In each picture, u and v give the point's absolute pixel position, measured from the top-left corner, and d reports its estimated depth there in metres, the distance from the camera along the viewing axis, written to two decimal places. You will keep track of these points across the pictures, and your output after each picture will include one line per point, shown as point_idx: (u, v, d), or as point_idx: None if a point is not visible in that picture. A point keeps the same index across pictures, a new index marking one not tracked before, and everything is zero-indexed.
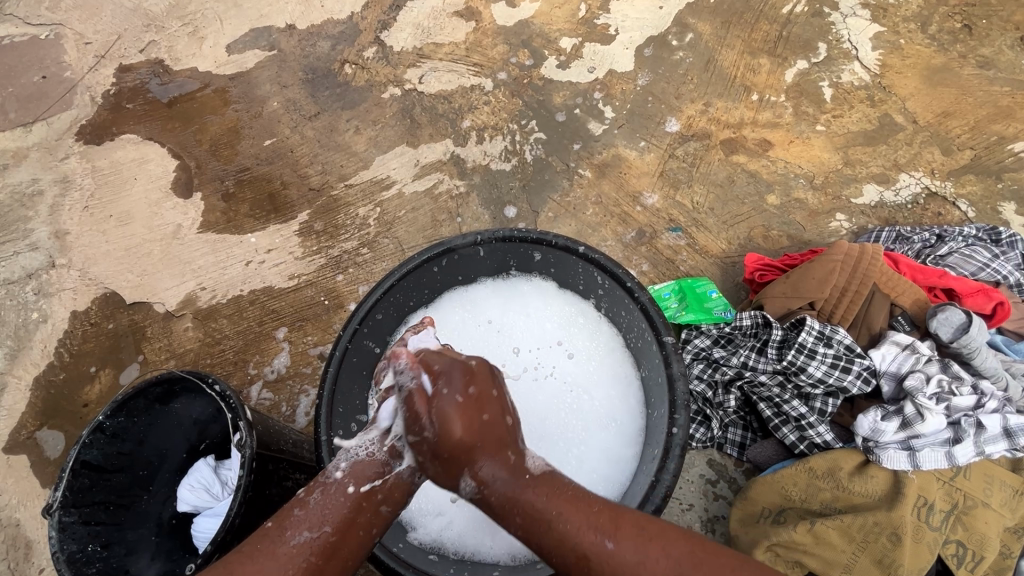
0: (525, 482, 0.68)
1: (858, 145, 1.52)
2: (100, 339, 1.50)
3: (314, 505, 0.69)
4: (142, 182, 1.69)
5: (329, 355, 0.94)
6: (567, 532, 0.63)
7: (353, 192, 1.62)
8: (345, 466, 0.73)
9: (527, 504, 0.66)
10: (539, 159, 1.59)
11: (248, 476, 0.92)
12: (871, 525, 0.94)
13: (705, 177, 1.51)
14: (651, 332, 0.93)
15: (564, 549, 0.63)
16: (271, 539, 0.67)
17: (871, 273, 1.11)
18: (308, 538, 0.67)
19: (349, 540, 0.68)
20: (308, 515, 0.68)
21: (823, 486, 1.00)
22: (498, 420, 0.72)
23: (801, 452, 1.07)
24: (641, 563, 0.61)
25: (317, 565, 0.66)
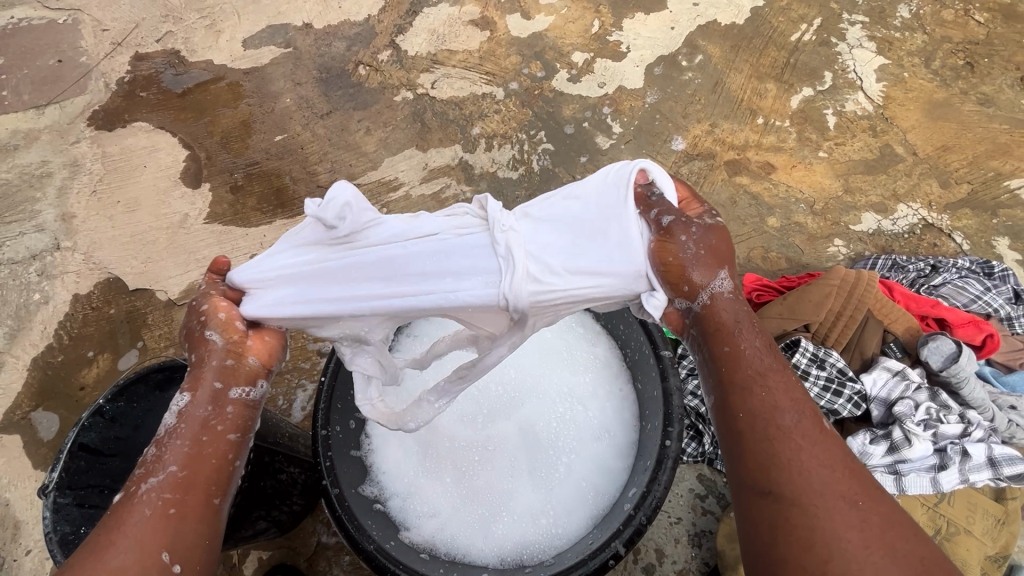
0: (754, 339, 0.69)
1: (859, 173, 1.55)
2: (100, 323, 1.51)
3: (152, 458, 0.70)
4: (151, 170, 1.71)
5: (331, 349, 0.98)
6: (771, 386, 0.66)
7: (361, 191, 1.64)
8: (170, 418, 0.73)
9: (740, 353, 0.68)
10: (546, 169, 1.61)
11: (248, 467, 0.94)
12: None
13: (708, 197, 1.54)
14: (650, 344, 0.96)
15: (762, 406, 0.65)
16: (125, 500, 0.66)
17: (866, 299, 1.13)
18: (154, 484, 0.67)
19: (200, 466, 0.70)
20: (147, 468, 0.69)
21: None
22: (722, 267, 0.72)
23: None
24: (823, 457, 0.62)
25: (175, 499, 0.67)
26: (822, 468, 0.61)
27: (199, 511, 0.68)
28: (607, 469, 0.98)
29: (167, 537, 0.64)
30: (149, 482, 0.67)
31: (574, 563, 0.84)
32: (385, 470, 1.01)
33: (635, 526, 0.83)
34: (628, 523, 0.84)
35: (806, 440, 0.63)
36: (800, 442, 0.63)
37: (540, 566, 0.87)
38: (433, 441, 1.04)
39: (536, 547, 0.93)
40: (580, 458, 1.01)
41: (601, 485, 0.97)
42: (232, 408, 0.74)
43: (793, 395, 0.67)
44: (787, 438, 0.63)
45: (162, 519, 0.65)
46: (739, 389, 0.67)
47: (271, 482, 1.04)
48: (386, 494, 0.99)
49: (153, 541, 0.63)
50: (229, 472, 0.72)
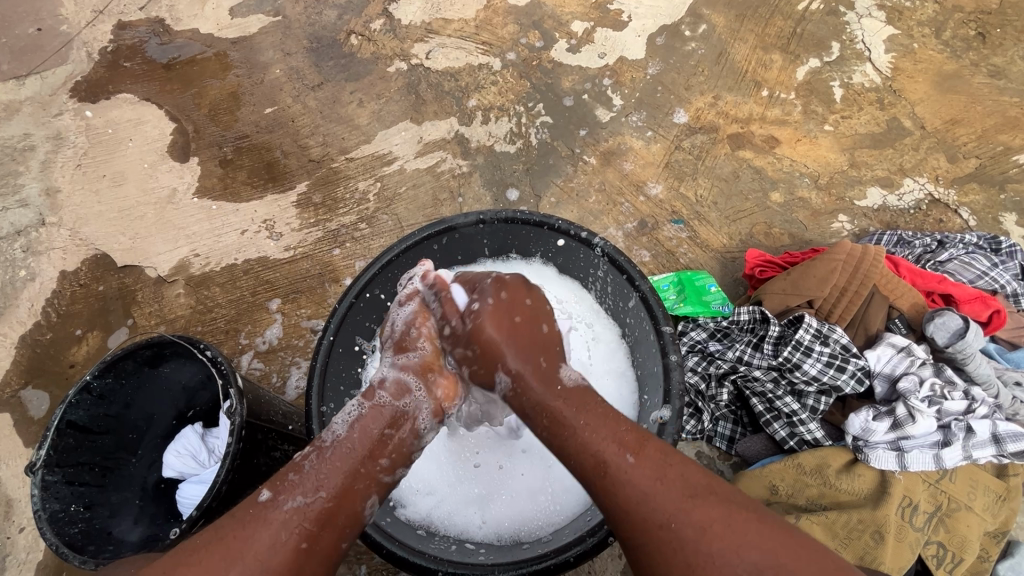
0: (558, 394, 0.77)
1: (865, 147, 1.52)
2: (88, 300, 1.48)
3: (309, 470, 0.72)
4: (138, 144, 1.66)
5: (324, 325, 0.95)
6: (595, 440, 0.70)
7: (354, 166, 1.60)
8: (342, 428, 0.77)
9: (556, 411, 0.75)
10: (544, 143, 1.57)
11: (237, 444, 0.90)
12: (855, 522, 0.95)
13: (710, 171, 1.50)
14: (651, 321, 0.93)
15: (586, 455, 0.70)
16: (262, 505, 0.69)
17: (872, 274, 1.11)
18: (302, 504, 0.69)
19: (344, 506, 0.72)
20: (302, 479, 0.71)
21: (809, 482, 1.00)
22: (532, 325, 0.85)
23: (790, 449, 1.05)
24: (655, 483, 0.66)
25: (311, 531, 0.68)
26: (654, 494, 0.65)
27: (324, 551, 0.69)
28: None
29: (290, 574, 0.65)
30: (298, 501, 0.69)
31: (573, 540, 0.83)
32: None
33: None
34: None
35: (632, 469, 0.67)
36: (635, 486, 0.66)
37: (537, 544, 0.87)
38: None
39: (535, 524, 0.92)
40: None
41: None
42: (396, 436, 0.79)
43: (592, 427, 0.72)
44: (624, 476, 0.67)
45: (293, 551, 0.66)
46: (565, 436, 0.73)
47: (265, 460, 1.02)
48: None
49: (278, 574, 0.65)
50: (363, 518, 0.74)
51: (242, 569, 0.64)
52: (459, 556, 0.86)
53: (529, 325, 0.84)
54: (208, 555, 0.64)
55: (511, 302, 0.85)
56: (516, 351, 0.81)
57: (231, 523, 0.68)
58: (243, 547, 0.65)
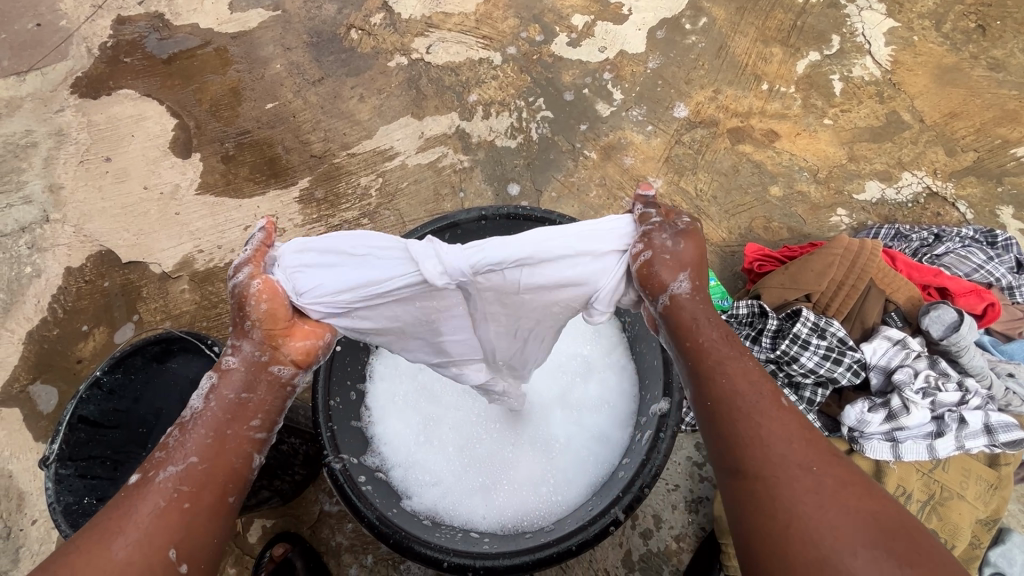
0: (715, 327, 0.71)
1: (864, 141, 1.52)
2: (94, 296, 1.49)
3: (173, 445, 0.66)
4: (140, 140, 1.66)
5: None
6: (734, 366, 0.66)
7: (356, 161, 1.61)
8: (198, 403, 0.69)
9: (700, 338, 0.69)
10: (545, 138, 1.57)
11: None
12: None
13: (710, 165, 1.51)
14: None
15: (716, 380, 0.66)
16: (132, 486, 0.63)
17: (869, 268, 1.12)
18: (174, 473, 0.64)
19: (218, 469, 0.66)
20: (168, 455, 0.65)
21: None
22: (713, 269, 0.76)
23: None
24: (780, 428, 0.62)
25: (190, 494, 0.63)
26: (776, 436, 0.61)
27: (212, 511, 0.64)
28: (605, 437, 1.00)
29: (174, 542, 0.60)
30: (168, 471, 0.63)
31: (576, 528, 0.85)
32: (386, 441, 1.01)
33: (635, 493, 0.83)
34: (629, 490, 0.84)
35: (763, 414, 0.63)
36: (761, 419, 0.62)
37: (540, 532, 0.89)
38: (437, 413, 1.05)
39: (538, 514, 0.95)
40: (579, 428, 1.02)
41: (600, 453, 0.98)
42: (262, 395, 0.71)
43: (737, 367, 0.67)
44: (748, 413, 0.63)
45: (174, 514, 0.61)
46: (705, 362, 0.68)
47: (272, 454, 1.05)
48: (387, 464, 1.00)
49: (159, 540, 0.60)
50: (248, 474, 0.69)
51: (121, 547, 0.58)
52: (463, 543, 0.88)
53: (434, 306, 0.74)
54: (82, 543, 0.59)
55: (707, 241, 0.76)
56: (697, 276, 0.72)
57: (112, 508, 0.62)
58: (119, 521, 0.60)
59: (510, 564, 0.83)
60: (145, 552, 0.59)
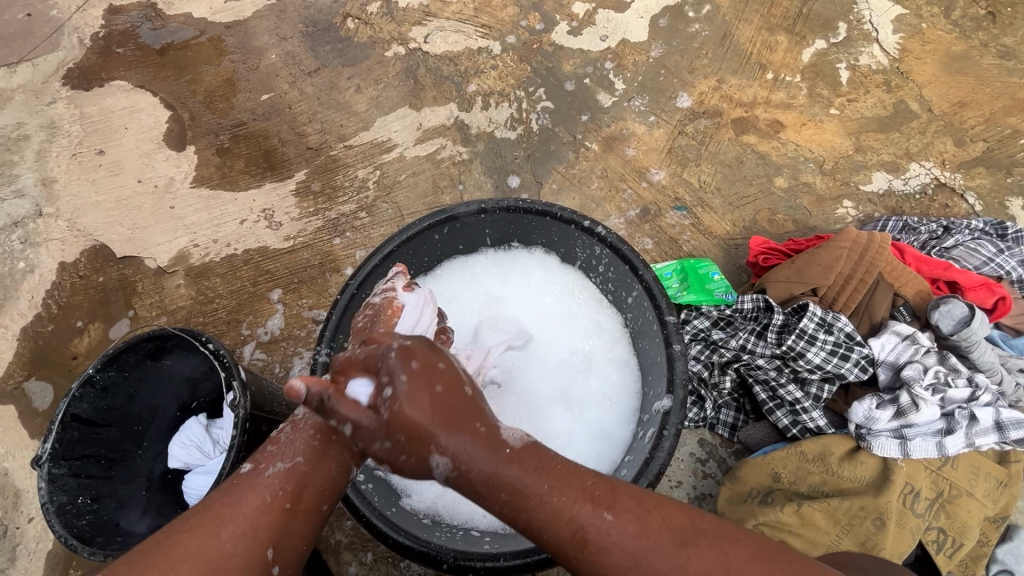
0: (507, 458, 0.63)
1: (871, 131, 1.49)
2: (89, 291, 1.47)
3: (285, 439, 0.69)
4: (133, 132, 1.64)
5: (326, 316, 0.97)
6: (547, 502, 0.60)
7: (353, 153, 1.58)
8: None
9: (510, 480, 0.62)
10: (545, 129, 1.54)
11: (242, 437, 0.90)
12: (857, 509, 0.95)
13: (714, 156, 1.48)
14: (654, 311, 0.93)
15: (554, 523, 0.60)
16: (246, 475, 0.66)
17: (877, 261, 1.10)
18: (282, 469, 0.66)
19: (322, 469, 0.67)
20: (280, 448, 0.68)
21: (812, 469, 0.99)
22: (454, 389, 0.66)
23: (793, 436, 1.05)
24: (635, 538, 0.58)
25: (293, 493, 0.65)
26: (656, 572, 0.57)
27: (309, 512, 0.66)
28: (608, 435, 0.98)
29: (277, 536, 0.63)
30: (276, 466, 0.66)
31: None
32: None
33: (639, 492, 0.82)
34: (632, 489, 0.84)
35: (587, 530, 0.59)
36: (610, 536, 0.58)
37: None
38: None
39: None
40: (580, 424, 1.00)
41: (603, 451, 0.97)
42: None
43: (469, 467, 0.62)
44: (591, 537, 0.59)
45: (277, 513, 0.63)
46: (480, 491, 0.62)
47: None
48: None
49: (263, 536, 0.62)
50: (344, 481, 0.69)
51: (228, 534, 0.61)
52: (463, 544, 0.87)
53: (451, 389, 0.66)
54: (198, 522, 0.62)
55: (426, 372, 0.65)
56: (443, 430, 0.62)
57: (220, 493, 0.65)
58: (230, 512, 0.63)
59: (511, 565, 0.81)
60: (246, 546, 0.61)
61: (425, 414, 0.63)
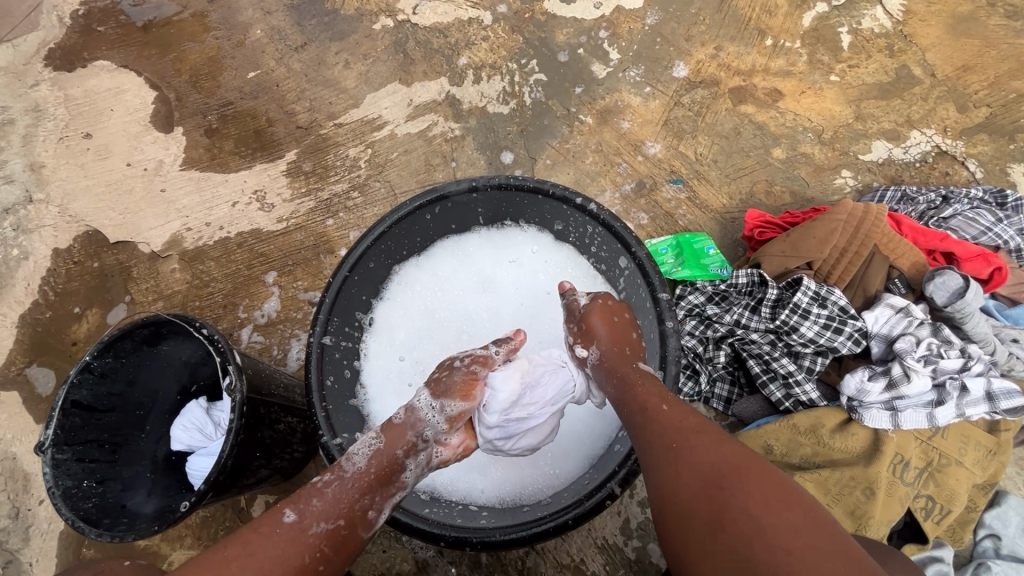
0: (625, 359, 0.86)
1: (872, 98, 1.46)
2: (85, 277, 1.47)
3: (331, 495, 0.76)
4: (120, 114, 1.60)
5: (320, 300, 0.97)
6: (644, 391, 0.80)
7: (343, 132, 1.55)
8: (362, 459, 0.80)
9: (624, 374, 0.84)
10: (538, 103, 1.51)
11: (241, 420, 0.91)
12: (847, 479, 0.97)
13: (711, 127, 1.45)
14: (648, 288, 0.93)
15: (632, 400, 0.79)
16: (286, 527, 0.71)
17: (873, 233, 1.09)
18: (323, 529, 0.73)
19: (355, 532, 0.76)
20: (325, 504, 0.75)
21: (804, 441, 1.01)
22: (627, 329, 0.90)
23: (786, 409, 1.06)
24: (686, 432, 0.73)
25: (327, 555, 0.72)
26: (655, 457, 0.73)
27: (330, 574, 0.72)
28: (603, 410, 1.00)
29: None
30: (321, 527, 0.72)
31: (572, 503, 0.86)
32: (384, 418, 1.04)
33: (631, 467, 0.83)
34: (625, 463, 0.85)
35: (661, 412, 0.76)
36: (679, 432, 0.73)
37: (538, 506, 0.90)
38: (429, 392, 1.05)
39: (533, 488, 0.95)
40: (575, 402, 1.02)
41: (599, 425, 0.99)
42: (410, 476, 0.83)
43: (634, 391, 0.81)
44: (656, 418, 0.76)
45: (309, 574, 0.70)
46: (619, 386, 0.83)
47: (269, 434, 1.03)
48: None
49: None
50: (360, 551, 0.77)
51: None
52: (460, 518, 0.89)
53: (624, 323, 0.91)
54: (230, 562, 0.66)
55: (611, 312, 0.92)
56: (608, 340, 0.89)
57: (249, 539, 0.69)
58: (271, 562, 0.68)
59: (508, 539, 0.83)
60: None
61: (608, 341, 0.89)
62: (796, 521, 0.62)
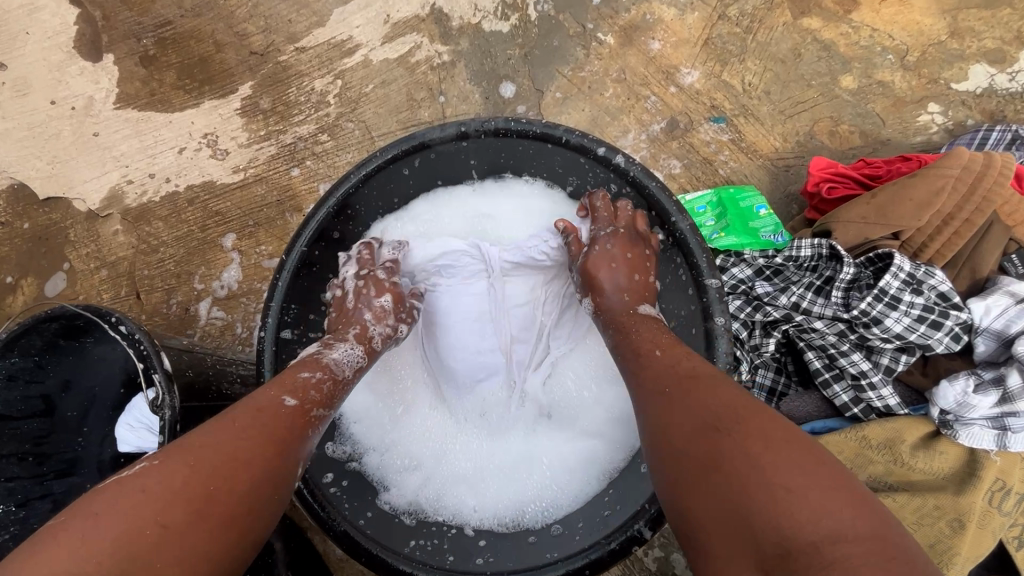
0: (630, 305, 0.71)
1: (974, 6, 1.14)
2: (14, 241, 1.26)
3: (326, 390, 0.67)
4: (35, 38, 1.31)
5: (271, 281, 0.78)
6: (638, 334, 0.67)
7: (306, 59, 1.26)
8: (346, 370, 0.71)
9: (620, 318, 0.70)
10: (547, 17, 1.20)
11: (171, 443, 0.71)
12: (930, 508, 0.79)
13: (764, 48, 1.15)
14: (690, 271, 0.71)
15: (628, 346, 0.66)
16: (286, 411, 0.62)
17: (993, 198, 0.85)
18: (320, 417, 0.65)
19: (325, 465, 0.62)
20: (321, 398, 0.66)
21: (875, 457, 0.82)
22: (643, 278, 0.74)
23: (853, 416, 0.87)
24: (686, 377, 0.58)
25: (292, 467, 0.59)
26: (647, 399, 0.59)
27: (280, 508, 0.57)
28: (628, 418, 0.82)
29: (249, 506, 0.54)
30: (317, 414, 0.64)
31: (588, 545, 0.72)
32: (355, 420, 0.84)
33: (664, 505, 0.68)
34: (655, 501, 0.69)
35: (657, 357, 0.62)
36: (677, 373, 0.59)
37: (548, 538, 0.76)
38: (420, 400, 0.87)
39: (535, 507, 0.79)
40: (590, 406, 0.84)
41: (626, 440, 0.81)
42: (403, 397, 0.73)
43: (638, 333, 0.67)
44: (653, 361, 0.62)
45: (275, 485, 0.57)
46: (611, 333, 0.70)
47: None
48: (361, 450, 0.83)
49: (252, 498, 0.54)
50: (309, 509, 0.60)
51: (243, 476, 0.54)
52: (455, 559, 0.75)
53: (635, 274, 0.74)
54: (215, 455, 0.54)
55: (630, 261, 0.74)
56: (613, 274, 0.73)
57: (245, 418, 0.59)
58: (253, 424, 0.58)
59: None
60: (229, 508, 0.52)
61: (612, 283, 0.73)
62: (800, 463, 0.46)
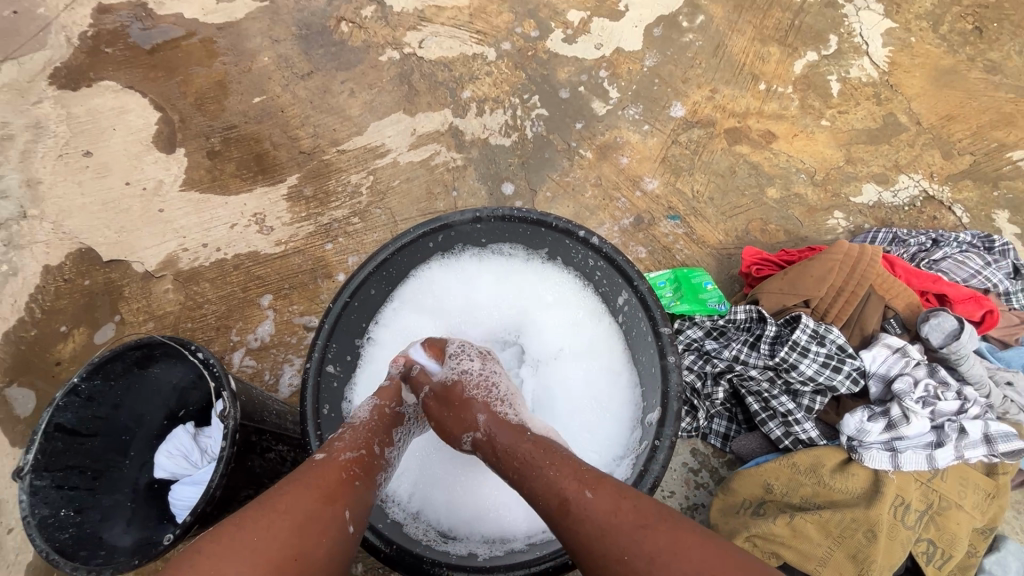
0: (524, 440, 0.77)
1: (861, 143, 1.51)
2: (74, 295, 1.45)
3: (348, 434, 0.80)
4: (121, 133, 1.60)
5: (319, 323, 0.96)
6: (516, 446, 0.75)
7: (346, 158, 1.57)
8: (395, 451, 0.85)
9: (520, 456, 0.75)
10: (540, 136, 1.54)
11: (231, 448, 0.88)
12: (849, 521, 1.00)
13: (707, 166, 1.48)
14: (650, 322, 0.94)
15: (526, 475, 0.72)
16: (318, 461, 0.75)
17: (868, 275, 1.14)
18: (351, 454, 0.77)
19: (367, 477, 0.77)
20: (345, 441, 0.79)
21: (804, 482, 1.05)
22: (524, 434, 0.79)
23: (786, 448, 1.10)
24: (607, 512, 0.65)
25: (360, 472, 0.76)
26: (571, 481, 0.69)
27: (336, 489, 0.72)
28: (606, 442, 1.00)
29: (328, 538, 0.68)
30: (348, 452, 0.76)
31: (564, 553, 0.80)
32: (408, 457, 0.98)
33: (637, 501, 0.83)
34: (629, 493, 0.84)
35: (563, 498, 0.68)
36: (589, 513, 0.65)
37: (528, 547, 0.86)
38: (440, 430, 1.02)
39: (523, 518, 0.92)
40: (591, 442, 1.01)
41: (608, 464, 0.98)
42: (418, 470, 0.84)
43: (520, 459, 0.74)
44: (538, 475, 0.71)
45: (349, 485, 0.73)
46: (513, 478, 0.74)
47: (260, 461, 0.99)
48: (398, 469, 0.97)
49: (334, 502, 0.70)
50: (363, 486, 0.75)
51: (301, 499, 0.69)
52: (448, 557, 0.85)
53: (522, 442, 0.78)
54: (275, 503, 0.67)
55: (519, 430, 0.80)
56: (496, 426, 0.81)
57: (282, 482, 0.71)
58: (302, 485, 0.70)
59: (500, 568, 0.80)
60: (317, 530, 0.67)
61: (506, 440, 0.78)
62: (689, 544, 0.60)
